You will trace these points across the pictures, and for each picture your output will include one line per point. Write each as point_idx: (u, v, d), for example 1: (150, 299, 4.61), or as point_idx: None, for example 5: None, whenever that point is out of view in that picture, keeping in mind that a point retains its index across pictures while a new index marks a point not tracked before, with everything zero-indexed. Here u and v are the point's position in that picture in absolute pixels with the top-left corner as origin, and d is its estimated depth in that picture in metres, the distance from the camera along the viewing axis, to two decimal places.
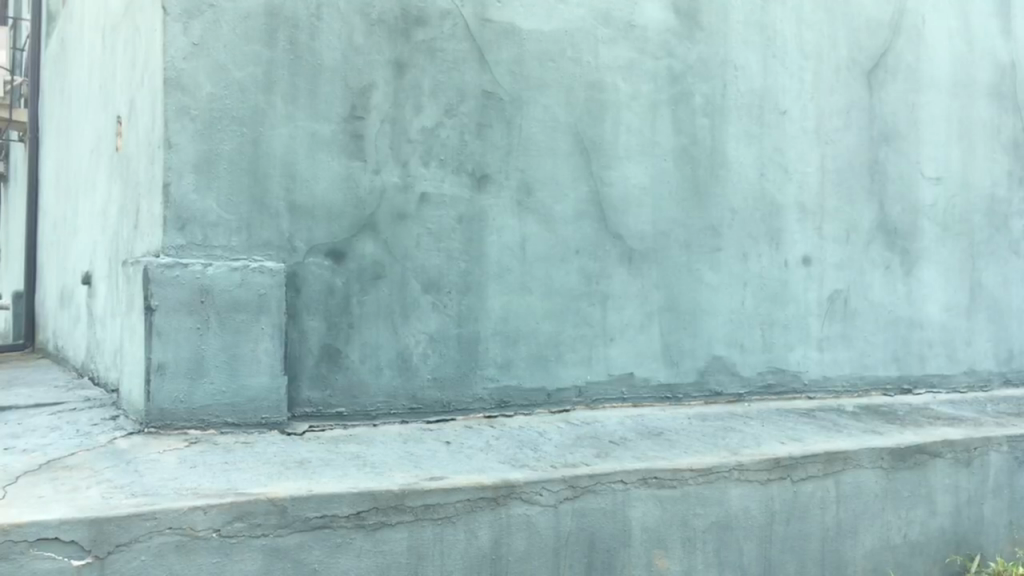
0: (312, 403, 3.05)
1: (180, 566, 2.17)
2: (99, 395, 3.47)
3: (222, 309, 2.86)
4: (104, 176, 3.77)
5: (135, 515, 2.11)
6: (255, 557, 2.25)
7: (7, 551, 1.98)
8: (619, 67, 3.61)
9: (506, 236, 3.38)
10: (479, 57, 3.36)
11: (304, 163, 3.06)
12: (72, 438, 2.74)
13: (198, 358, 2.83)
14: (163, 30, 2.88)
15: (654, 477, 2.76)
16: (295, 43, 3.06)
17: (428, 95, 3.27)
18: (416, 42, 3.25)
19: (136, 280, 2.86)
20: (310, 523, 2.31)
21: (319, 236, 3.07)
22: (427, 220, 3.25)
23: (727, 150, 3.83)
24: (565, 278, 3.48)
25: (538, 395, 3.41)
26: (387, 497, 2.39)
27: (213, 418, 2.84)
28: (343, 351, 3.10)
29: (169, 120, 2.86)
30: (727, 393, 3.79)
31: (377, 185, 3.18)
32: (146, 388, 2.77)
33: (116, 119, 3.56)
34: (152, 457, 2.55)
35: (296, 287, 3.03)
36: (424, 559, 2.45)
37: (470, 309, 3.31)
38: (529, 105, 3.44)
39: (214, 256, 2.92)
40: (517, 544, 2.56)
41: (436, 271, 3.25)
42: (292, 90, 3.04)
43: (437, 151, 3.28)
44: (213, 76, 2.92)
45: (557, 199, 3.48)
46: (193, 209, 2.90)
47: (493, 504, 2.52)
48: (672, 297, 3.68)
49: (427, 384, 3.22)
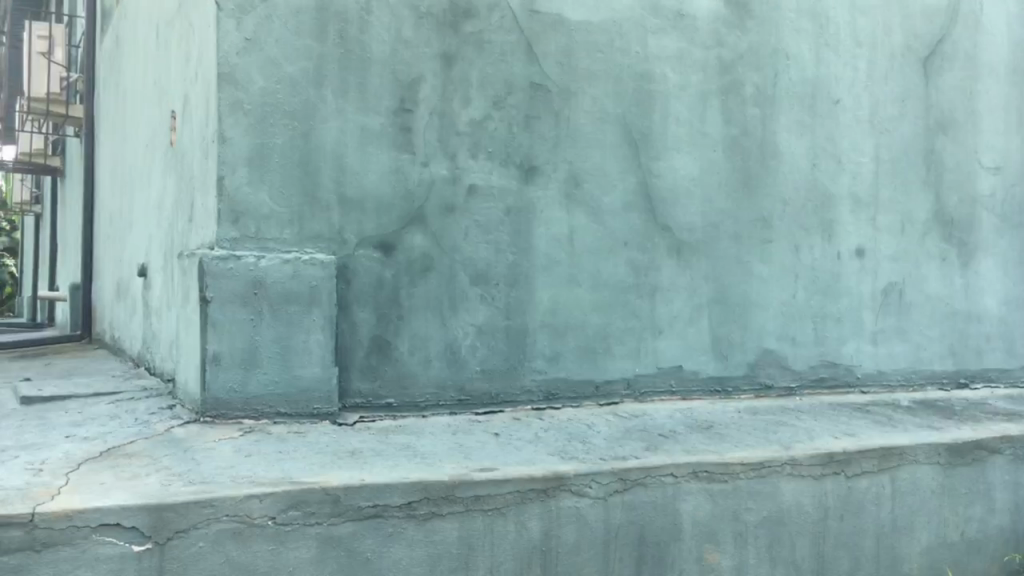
0: (362, 394, 3.08)
1: (238, 553, 2.21)
2: (156, 385, 3.54)
3: (274, 301, 2.89)
4: (160, 169, 3.83)
5: (193, 502, 2.15)
6: (309, 546, 2.28)
7: (71, 536, 2.04)
8: (668, 57, 3.58)
9: (555, 228, 3.38)
10: (527, 49, 3.35)
11: (354, 157, 3.09)
12: (131, 427, 2.81)
13: (252, 348, 2.87)
14: (217, 26, 2.91)
15: (704, 471, 2.74)
16: (346, 37, 3.08)
17: (477, 88, 3.27)
18: (464, 35, 3.25)
19: (192, 272, 2.91)
20: (363, 512, 2.33)
21: (369, 229, 3.10)
22: (475, 212, 3.26)
23: (779, 140, 3.78)
24: (613, 270, 3.46)
25: (587, 388, 3.40)
26: (438, 487, 2.41)
27: (266, 408, 2.88)
28: (392, 342, 3.12)
29: (224, 114, 2.90)
30: (778, 387, 3.74)
31: (426, 177, 3.19)
32: (202, 378, 2.82)
33: (171, 113, 3.61)
34: (208, 446, 2.60)
35: (346, 279, 3.07)
36: (475, 550, 2.46)
37: (518, 301, 3.31)
38: (577, 97, 3.43)
39: (267, 249, 2.96)
40: (567, 536, 2.56)
41: (484, 263, 3.26)
42: (342, 83, 3.07)
43: (485, 144, 3.28)
44: (265, 70, 2.96)
45: (605, 191, 3.46)
46: (246, 203, 2.94)
47: (544, 496, 2.52)
48: (721, 290, 3.65)
49: (475, 376, 3.23)
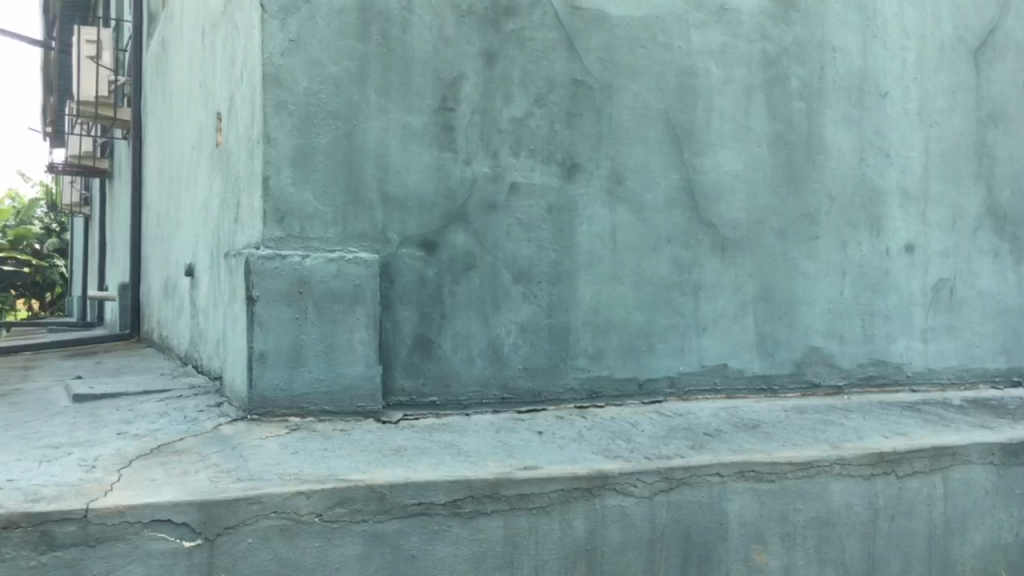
0: (406, 392, 3.09)
1: (285, 549, 2.23)
2: (203, 383, 3.59)
3: (319, 300, 2.92)
4: (206, 171, 3.89)
5: (241, 499, 2.18)
6: (355, 543, 2.30)
7: (123, 531, 2.07)
8: (712, 52, 3.54)
9: (597, 226, 3.36)
10: (568, 46, 3.34)
11: (396, 156, 3.10)
12: (180, 425, 2.85)
13: (298, 347, 2.90)
14: (262, 28, 2.94)
15: (751, 470, 2.71)
16: (388, 36, 3.09)
17: (518, 85, 3.27)
18: (506, 32, 3.25)
19: (238, 271, 2.94)
20: (408, 509, 2.34)
21: (411, 227, 3.11)
22: (518, 210, 3.25)
23: (825, 135, 3.72)
24: (656, 267, 3.44)
25: (630, 386, 3.38)
26: (482, 485, 2.41)
27: (312, 406, 2.91)
28: (435, 341, 3.13)
29: (268, 114, 2.93)
30: (826, 385, 3.68)
31: (468, 176, 3.19)
32: (249, 376, 2.85)
33: (216, 114, 3.66)
34: (255, 443, 2.62)
35: (389, 278, 3.08)
36: (520, 548, 2.45)
37: (560, 299, 3.30)
38: (619, 93, 3.40)
39: (312, 248, 2.98)
40: (612, 535, 2.54)
41: (527, 261, 3.26)
42: (385, 83, 3.08)
43: (526, 141, 3.28)
44: (309, 71, 2.98)
45: (648, 187, 3.44)
46: (291, 202, 2.96)
47: (588, 494, 2.51)
48: (767, 287, 3.60)
49: (518, 374, 3.23)
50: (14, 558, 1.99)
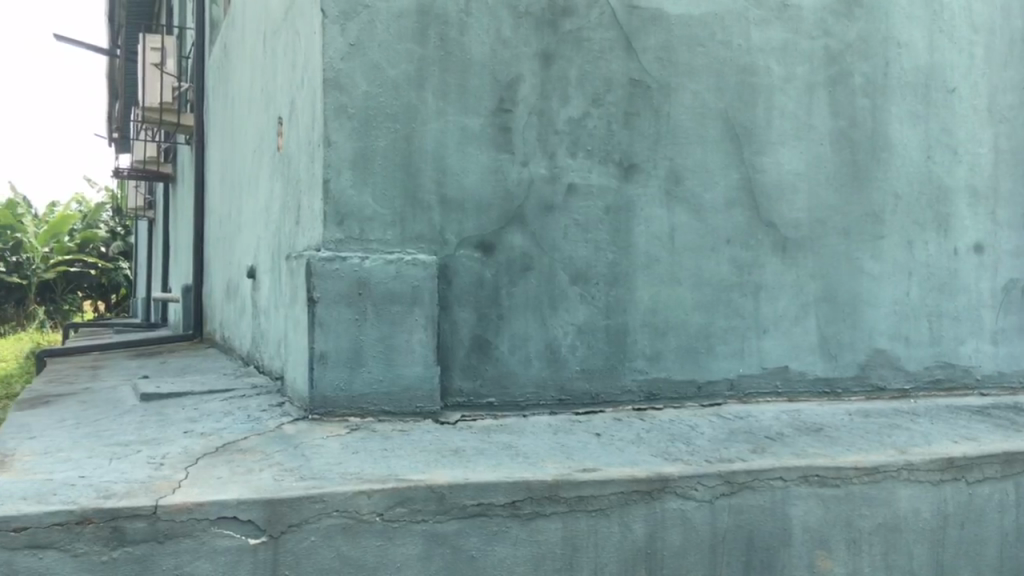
0: (463, 393, 3.10)
1: (347, 548, 2.26)
2: (265, 382, 3.65)
3: (378, 301, 2.94)
4: (267, 174, 3.95)
5: (304, 497, 2.21)
6: (416, 542, 2.31)
7: (192, 528, 2.11)
8: (773, 49, 3.48)
9: (655, 226, 3.33)
10: (626, 45, 3.32)
11: (454, 157, 3.11)
12: (244, 423, 2.90)
13: (358, 347, 2.93)
14: (322, 33, 2.98)
15: (816, 475, 2.66)
16: (446, 39, 3.10)
17: (576, 86, 3.26)
18: (563, 33, 3.24)
19: (300, 273, 2.99)
20: (468, 510, 2.35)
21: (469, 229, 3.12)
22: (575, 211, 3.24)
23: (890, 132, 3.64)
24: (715, 268, 3.40)
25: (689, 388, 3.34)
26: (541, 486, 2.40)
27: (371, 406, 2.94)
28: (493, 342, 3.14)
29: (329, 118, 2.97)
30: (891, 389, 3.59)
31: (525, 177, 3.20)
32: (310, 376, 2.89)
33: (278, 119, 3.71)
34: (317, 442, 2.66)
35: (447, 279, 3.10)
36: (580, 551, 2.44)
37: (618, 300, 3.28)
38: (678, 92, 3.37)
39: (371, 250, 3.02)
40: (672, 539, 2.52)
41: (584, 262, 3.24)
42: (443, 85, 3.10)
43: (584, 142, 3.27)
44: (369, 74, 3.01)
45: (707, 187, 3.40)
46: (351, 205, 3.00)
47: (648, 497, 2.49)
48: (829, 287, 3.53)
49: (575, 375, 3.21)
50: (87, 553, 2.04)
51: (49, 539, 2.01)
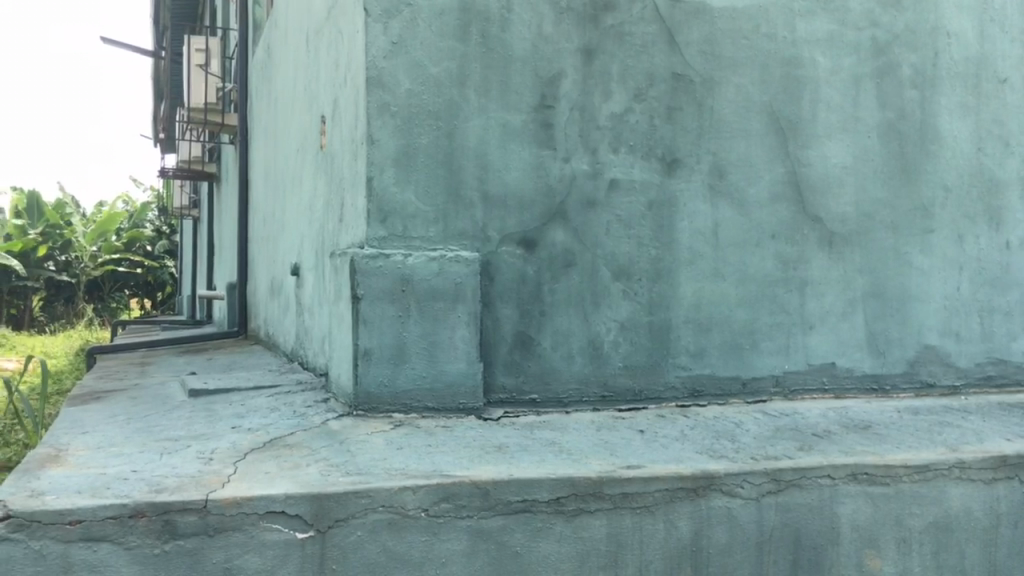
0: (506, 389, 3.10)
1: (393, 542, 2.27)
2: (310, 379, 3.69)
3: (422, 297, 2.96)
4: (311, 172, 3.99)
5: (350, 492, 2.23)
6: (461, 538, 2.32)
7: (241, 522, 2.14)
8: (818, 41, 3.43)
9: (698, 221, 3.30)
10: (668, 39, 3.29)
11: (496, 154, 3.12)
12: (290, 419, 2.94)
13: (401, 343, 2.95)
14: (365, 31, 3.00)
15: (864, 473, 2.62)
16: (487, 35, 3.10)
17: (618, 81, 3.24)
18: (605, 28, 3.22)
19: (343, 271, 3.01)
20: (512, 506, 2.35)
21: (511, 225, 3.13)
22: (617, 207, 3.23)
23: (940, 123, 3.57)
24: (759, 263, 3.36)
25: (733, 385, 3.31)
26: (586, 484, 2.40)
27: (415, 403, 2.95)
28: (535, 338, 3.14)
29: (372, 117, 2.99)
30: (941, 386, 3.53)
31: (567, 173, 3.19)
32: (355, 373, 2.92)
33: (321, 118, 3.75)
34: (361, 438, 2.68)
35: (489, 276, 3.10)
36: (624, 548, 2.43)
37: (661, 296, 3.25)
38: (721, 85, 3.33)
39: (414, 247, 3.03)
40: (718, 537, 2.50)
41: (627, 258, 3.23)
42: (484, 82, 3.10)
43: (626, 137, 3.25)
44: (411, 72, 3.02)
45: (752, 182, 3.36)
46: (394, 202, 3.01)
47: (693, 495, 2.47)
48: (877, 283, 3.48)
49: (618, 372, 3.20)
50: (139, 546, 2.08)
51: (103, 532, 2.05)
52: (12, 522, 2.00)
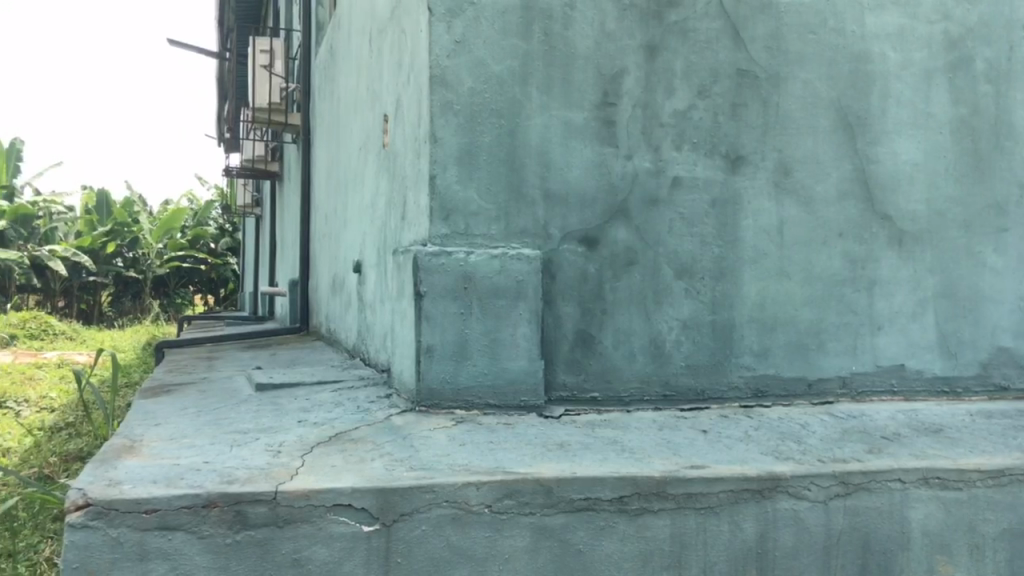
0: (567, 387, 3.10)
1: (457, 538, 2.29)
2: (372, 374, 3.74)
3: (484, 294, 2.97)
4: (374, 170, 4.03)
5: (415, 487, 2.25)
6: (524, 535, 2.33)
7: (309, 514, 2.18)
8: (889, 35, 3.35)
9: (763, 220, 3.26)
10: (733, 35, 3.25)
11: (558, 152, 3.12)
12: (354, 414, 2.98)
13: (463, 341, 2.96)
14: (429, 31, 3.02)
15: (936, 477, 2.56)
16: (550, 33, 3.10)
17: (681, 78, 3.21)
18: (669, 24, 3.19)
19: (406, 268, 3.04)
20: (575, 504, 2.35)
21: (573, 223, 3.12)
22: (680, 205, 3.20)
23: (1015, 119, 3.47)
24: (826, 262, 3.30)
25: (798, 386, 3.25)
26: (649, 483, 2.38)
27: (476, 399, 2.97)
28: (596, 336, 3.13)
29: (435, 115, 3.00)
30: (1015, 389, 3.44)
31: (629, 170, 3.17)
32: (417, 369, 2.94)
33: (385, 117, 3.78)
34: (424, 434, 2.71)
35: (551, 274, 3.10)
36: (688, 548, 2.41)
37: (724, 295, 3.22)
38: (787, 81, 3.28)
39: (476, 244, 3.04)
40: (784, 539, 2.46)
41: (689, 256, 3.20)
42: (547, 80, 3.10)
43: (689, 134, 3.22)
44: (474, 70, 3.03)
45: (819, 179, 3.30)
46: (457, 200, 3.03)
47: (759, 496, 2.44)
48: (948, 283, 3.39)
49: (680, 371, 3.17)
50: (211, 535, 2.13)
51: (177, 521, 2.11)
52: (91, 509, 2.06)
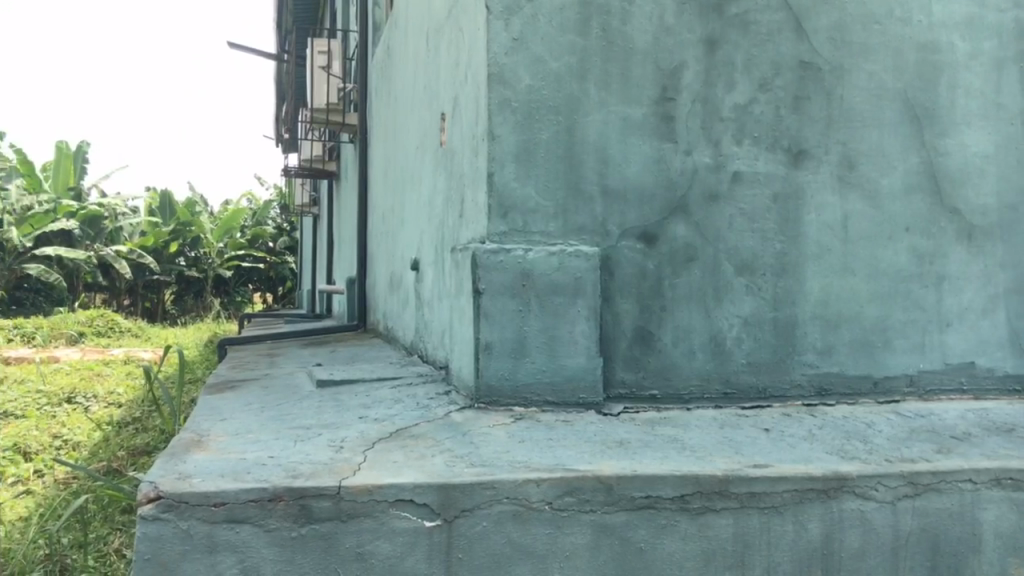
0: (626, 385, 3.08)
1: (518, 534, 2.29)
2: (430, 372, 3.77)
3: (542, 291, 2.97)
4: (431, 168, 4.06)
5: (476, 483, 2.26)
6: (584, 533, 2.32)
7: (372, 509, 2.21)
8: (957, 24, 3.28)
9: (827, 214, 3.20)
10: (796, 27, 3.19)
11: (617, 148, 3.10)
12: (414, 410, 3.01)
13: (521, 338, 2.96)
14: (487, 29, 3.02)
15: (1009, 477, 2.49)
16: (608, 29, 3.08)
17: (742, 71, 3.17)
18: (729, 17, 3.15)
19: (465, 265, 3.05)
20: (635, 502, 2.34)
21: (631, 220, 3.10)
22: (741, 200, 3.16)
23: None
24: (892, 257, 3.24)
25: (864, 384, 3.19)
26: (711, 482, 2.36)
27: (535, 396, 2.97)
28: (656, 334, 3.10)
29: (493, 112, 3.01)
30: None
31: (688, 166, 3.14)
32: (477, 366, 2.95)
33: (442, 115, 3.81)
34: (483, 431, 2.72)
35: (609, 271, 3.09)
36: (752, 548, 2.38)
37: (786, 292, 3.17)
38: (852, 73, 3.22)
39: (534, 242, 3.04)
40: (850, 540, 2.41)
41: (750, 252, 3.16)
42: (605, 76, 3.08)
43: (750, 128, 3.17)
44: (532, 68, 3.03)
45: (885, 172, 3.24)
46: (515, 197, 3.03)
47: (824, 496, 2.39)
48: (1019, 277, 3.32)
49: (741, 369, 3.13)
50: (278, 529, 2.17)
51: (245, 514, 2.15)
52: (163, 502, 2.12)
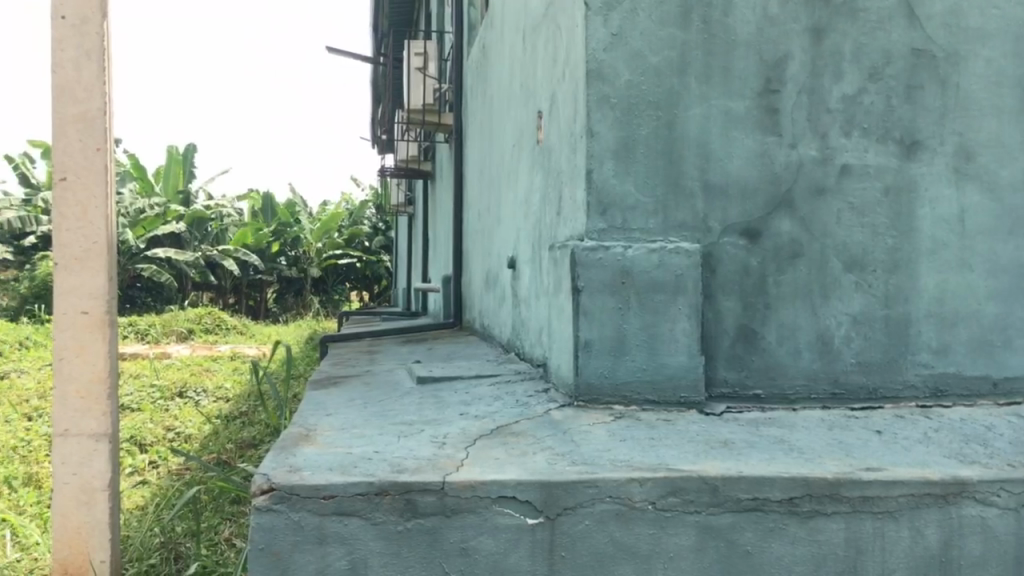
0: (728, 384, 3.02)
1: (621, 533, 2.27)
2: (528, 369, 3.78)
3: (643, 289, 2.94)
4: (527, 166, 4.07)
5: (578, 482, 2.25)
6: (689, 533, 2.29)
7: (476, 504, 2.22)
8: None
9: (942, 208, 3.07)
10: (908, 13, 3.06)
11: (718, 143, 3.04)
12: (514, 408, 3.02)
13: (621, 335, 2.94)
14: (586, 25, 3.00)
15: None
16: (709, 21, 3.02)
17: (850, 60, 3.05)
18: (836, 5, 3.03)
19: (564, 262, 3.04)
20: (742, 504, 2.28)
21: (734, 216, 3.04)
22: (849, 194, 3.05)
23: None
24: (1013, 251, 3.10)
25: (983, 385, 3.04)
26: (822, 484, 2.28)
27: (635, 395, 2.93)
28: (759, 332, 3.03)
29: (592, 109, 2.99)
30: None
31: (793, 159, 3.05)
32: (576, 363, 2.94)
33: (538, 113, 3.81)
34: (583, 429, 2.70)
35: (711, 268, 3.03)
36: (865, 554, 2.30)
37: (898, 289, 3.05)
38: (968, 60, 3.08)
39: (634, 239, 3.00)
40: (971, 547, 2.31)
41: (860, 247, 3.05)
42: (706, 69, 3.02)
43: (859, 119, 3.06)
44: (631, 63, 3.00)
45: (1005, 163, 3.10)
46: (614, 194, 3.00)
47: (942, 501, 2.29)
48: None
49: (850, 368, 3.02)
50: (385, 522, 2.20)
51: (353, 507, 2.19)
52: (276, 494, 2.18)
